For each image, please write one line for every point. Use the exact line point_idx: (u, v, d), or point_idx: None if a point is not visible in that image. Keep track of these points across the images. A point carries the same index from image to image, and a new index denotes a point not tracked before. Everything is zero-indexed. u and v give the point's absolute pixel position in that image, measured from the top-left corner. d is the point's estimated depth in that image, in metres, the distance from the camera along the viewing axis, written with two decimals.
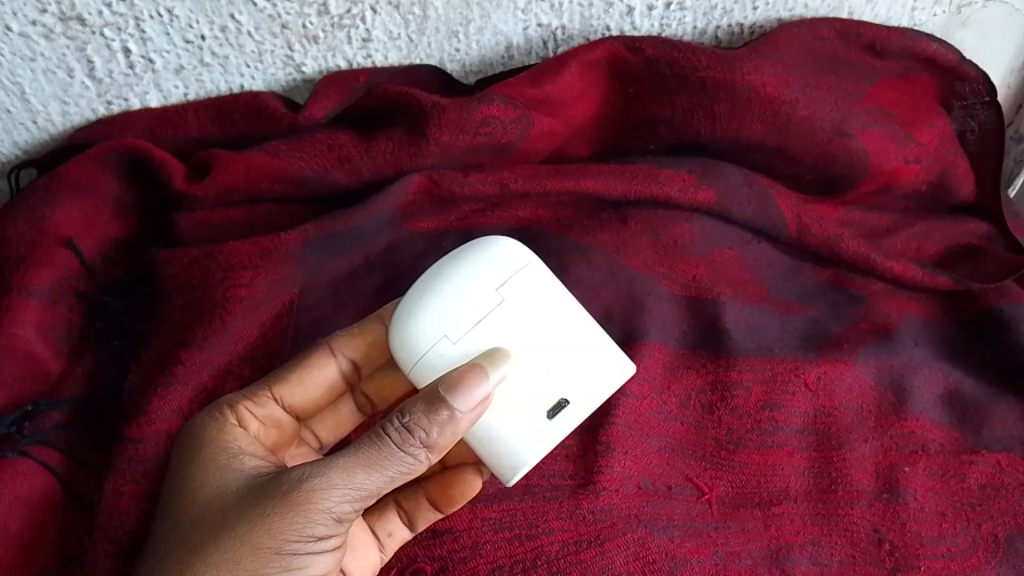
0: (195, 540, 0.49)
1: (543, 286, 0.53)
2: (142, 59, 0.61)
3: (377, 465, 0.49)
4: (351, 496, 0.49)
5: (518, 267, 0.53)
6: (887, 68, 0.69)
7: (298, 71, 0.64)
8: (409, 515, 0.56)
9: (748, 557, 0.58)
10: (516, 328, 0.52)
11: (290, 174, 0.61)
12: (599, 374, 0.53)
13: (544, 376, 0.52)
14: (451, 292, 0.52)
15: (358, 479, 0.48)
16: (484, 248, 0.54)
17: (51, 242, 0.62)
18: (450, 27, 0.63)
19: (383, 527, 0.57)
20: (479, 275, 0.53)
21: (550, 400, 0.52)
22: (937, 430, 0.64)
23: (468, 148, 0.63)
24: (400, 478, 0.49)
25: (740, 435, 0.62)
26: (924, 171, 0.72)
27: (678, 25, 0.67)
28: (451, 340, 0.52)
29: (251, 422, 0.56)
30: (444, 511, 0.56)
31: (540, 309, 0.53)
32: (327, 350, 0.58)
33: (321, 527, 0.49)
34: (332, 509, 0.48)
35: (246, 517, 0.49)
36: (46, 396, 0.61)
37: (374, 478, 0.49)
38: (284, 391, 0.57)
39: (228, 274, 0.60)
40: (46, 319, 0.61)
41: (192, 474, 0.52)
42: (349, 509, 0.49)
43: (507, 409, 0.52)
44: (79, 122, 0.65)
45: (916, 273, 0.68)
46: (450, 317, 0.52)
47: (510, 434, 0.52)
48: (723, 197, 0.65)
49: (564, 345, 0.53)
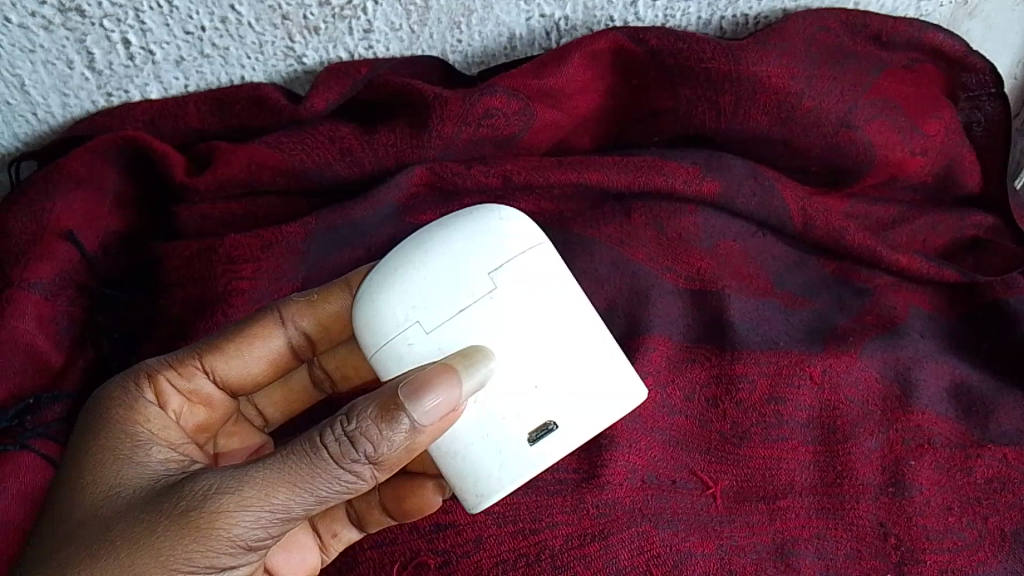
0: (86, 539, 0.47)
1: (537, 287, 0.51)
2: (142, 51, 0.60)
3: (299, 486, 0.47)
4: (265, 520, 0.47)
5: (512, 256, 0.51)
6: (893, 59, 0.68)
7: (299, 63, 0.64)
8: (359, 518, 0.56)
9: (753, 552, 0.58)
10: (500, 329, 0.50)
11: (290, 168, 0.61)
12: (592, 398, 0.51)
13: (531, 393, 0.51)
14: (435, 272, 0.51)
15: (275, 502, 0.47)
16: (481, 225, 0.52)
17: (51, 235, 0.61)
18: (452, 17, 0.63)
19: (328, 527, 0.57)
20: (469, 257, 0.51)
21: (534, 422, 0.50)
22: (943, 424, 0.64)
23: (471, 140, 0.63)
24: (326, 497, 0.48)
25: (745, 429, 0.61)
26: (930, 163, 0.72)
27: (682, 16, 0.67)
28: (424, 329, 0.50)
29: (171, 398, 0.55)
30: (397, 520, 0.55)
31: (530, 315, 0.51)
32: (276, 317, 0.56)
33: (225, 552, 0.47)
34: (240, 533, 0.47)
35: (142, 528, 0.46)
36: (46, 389, 0.60)
37: (295, 499, 0.47)
38: (217, 363, 0.55)
39: (229, 267, 0.60)
40: (47, 312, 0.61)
41: (98, 458, 0.51)
42: (254, 537, 0.47)
43: (483, 423, 0.50)
44: (79, 115, 0.64)
45: (921, 266, 0.69)
46: (426, 303, 0.51)
47: (483, 454, 0.50)
48: (726, 189, 0.65)
49: (556, 357, 0.51)
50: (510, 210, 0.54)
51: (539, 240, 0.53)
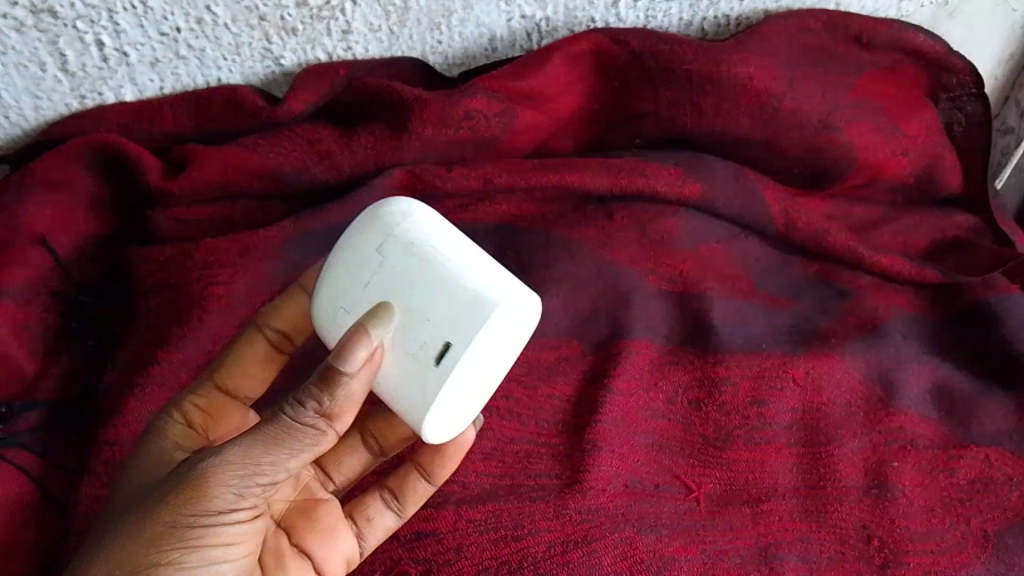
0: (99, 533, 0.46)
1: (426, 234, 0.47)
2: (116, 53, 0.59)
3: (276, 434, 0.44)
4: (246, 472, 0.44)
5: (400, 219, 0.48)
6: (874, 60, 0.69)
7: (276, 64, 0.63)
8: (398, 499, 0.53)
9: (736, 556, 0.56)
10: (399, 279, 0.46)
11: (266, 169, 0.60)
12: (489, 295, 0.45)
13: (429, 321, 0.45)
14: (339, 259, 0.48)
15: (258, 453, 0.44)
16: (370, 210, 0.49)
17: (23, 240, 0.59)
18: (432, 18, 0.62)
19: (361, 511, 0.54)
20: (362, 236, 0.48)
21: (436, 342, 0.45)
22: (925, 426, 0.64)
23: (451, 143, 0.62)
24: (300, 452, 0.44)
25: (729, 432, 0.60)
26: (911, 165, 0.72)
27: (664, 17, 0.67)
28: (346, 309, 0.47)
29: (197, 418, 0.52)
30: (435, 484, 0.54)
31: (420, 257, 0.46)
32: (254, 328, 0.54)
33: (216, 505, 0.44)
34: (224, 484, 0.44)
35: (143, 504, 0.45)
36: (21, 397, 0.58)
37: (270, 451, 0.44)
38: (229, 380, 0.54)
39: (205, 272, 0.58)
40: (19, 318, 0.58)
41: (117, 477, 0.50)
42: (251, 486, 0.44)
43: (400, 359, 0.46)
44: (53, 118, 0.63)
45: (903, 266, 0.69)
46: (341, 289, 0.47)
47: (410, 389, 0.46)
48: (708, 191, 0.65)
49: (445, 283, 0.45)
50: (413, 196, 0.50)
51: (429, 207, 0.49)
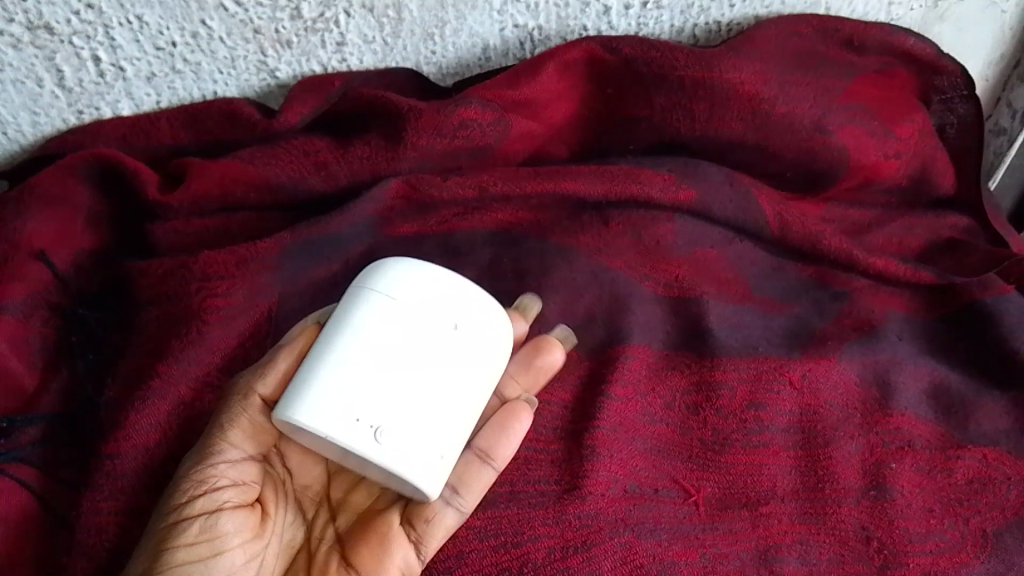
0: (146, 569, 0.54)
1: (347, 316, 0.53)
2: (112, 68, 0.60)
3: (212, 421, 0.54)
4: (197, 453, 0.53)
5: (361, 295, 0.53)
6: (865, 64, 0.69)
7: (272, 77, 0.64)
8: (459, 495, 0.53)
9: (736, 559, 0.56)
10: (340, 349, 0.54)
11: (266, 180, 0.60)
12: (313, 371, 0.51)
13: None
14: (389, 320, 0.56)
15: (202, 441, 0.53)
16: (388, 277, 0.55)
17: (23, 255, 0.60)
18: (425, 29, 0.63)
19: (420, 514, 0.53)
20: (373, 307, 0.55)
21: None
22: (922, 426, 0.64)
23: (446, 151, 0.62)
24: (230, 421, 0.53)
25: (726, 436, 0.60)
26: (904, 166, 0.73)
27: (655, 24, 0.67)
28: None
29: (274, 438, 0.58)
30: (497, 466, 0.54)
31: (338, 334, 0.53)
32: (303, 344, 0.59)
33: (183, 494, 0.51)
34: (185, 470, 0.52)
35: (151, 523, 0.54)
36: (21, 411, 0.58)
37: (212, 431, 0.53)
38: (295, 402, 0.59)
39: (204, 284, 0.58)
40: (20, 333, 0.59)
41: None
42: (205, 465, 0.52)
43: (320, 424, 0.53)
44: (50, 133, 0.64)
45: (898, 268, 0.69)
46: None
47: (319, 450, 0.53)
48: (702, 196, 0.66)
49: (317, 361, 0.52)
50: (403, 284, 0.53)
51: (376, 300, 0.53)
